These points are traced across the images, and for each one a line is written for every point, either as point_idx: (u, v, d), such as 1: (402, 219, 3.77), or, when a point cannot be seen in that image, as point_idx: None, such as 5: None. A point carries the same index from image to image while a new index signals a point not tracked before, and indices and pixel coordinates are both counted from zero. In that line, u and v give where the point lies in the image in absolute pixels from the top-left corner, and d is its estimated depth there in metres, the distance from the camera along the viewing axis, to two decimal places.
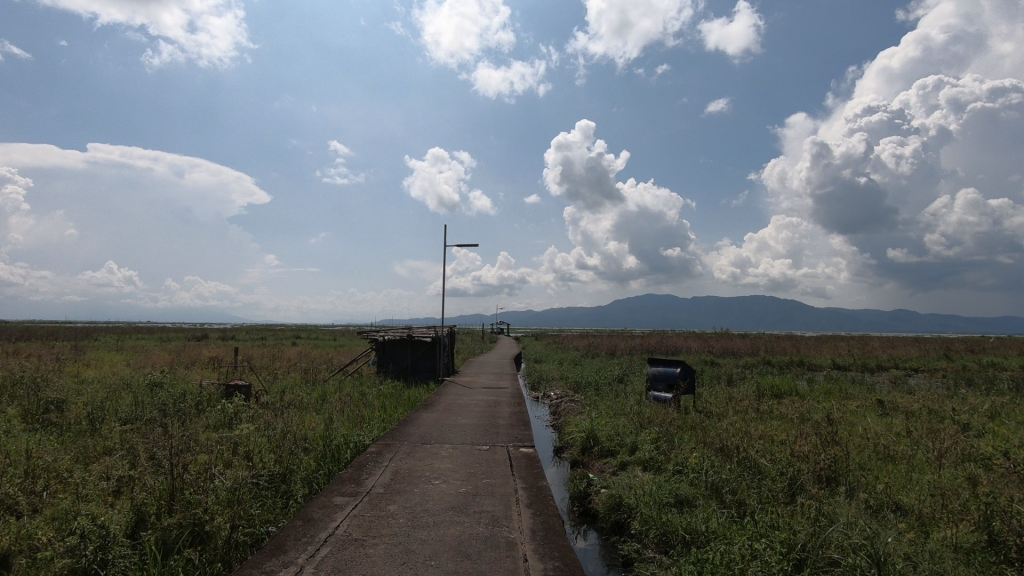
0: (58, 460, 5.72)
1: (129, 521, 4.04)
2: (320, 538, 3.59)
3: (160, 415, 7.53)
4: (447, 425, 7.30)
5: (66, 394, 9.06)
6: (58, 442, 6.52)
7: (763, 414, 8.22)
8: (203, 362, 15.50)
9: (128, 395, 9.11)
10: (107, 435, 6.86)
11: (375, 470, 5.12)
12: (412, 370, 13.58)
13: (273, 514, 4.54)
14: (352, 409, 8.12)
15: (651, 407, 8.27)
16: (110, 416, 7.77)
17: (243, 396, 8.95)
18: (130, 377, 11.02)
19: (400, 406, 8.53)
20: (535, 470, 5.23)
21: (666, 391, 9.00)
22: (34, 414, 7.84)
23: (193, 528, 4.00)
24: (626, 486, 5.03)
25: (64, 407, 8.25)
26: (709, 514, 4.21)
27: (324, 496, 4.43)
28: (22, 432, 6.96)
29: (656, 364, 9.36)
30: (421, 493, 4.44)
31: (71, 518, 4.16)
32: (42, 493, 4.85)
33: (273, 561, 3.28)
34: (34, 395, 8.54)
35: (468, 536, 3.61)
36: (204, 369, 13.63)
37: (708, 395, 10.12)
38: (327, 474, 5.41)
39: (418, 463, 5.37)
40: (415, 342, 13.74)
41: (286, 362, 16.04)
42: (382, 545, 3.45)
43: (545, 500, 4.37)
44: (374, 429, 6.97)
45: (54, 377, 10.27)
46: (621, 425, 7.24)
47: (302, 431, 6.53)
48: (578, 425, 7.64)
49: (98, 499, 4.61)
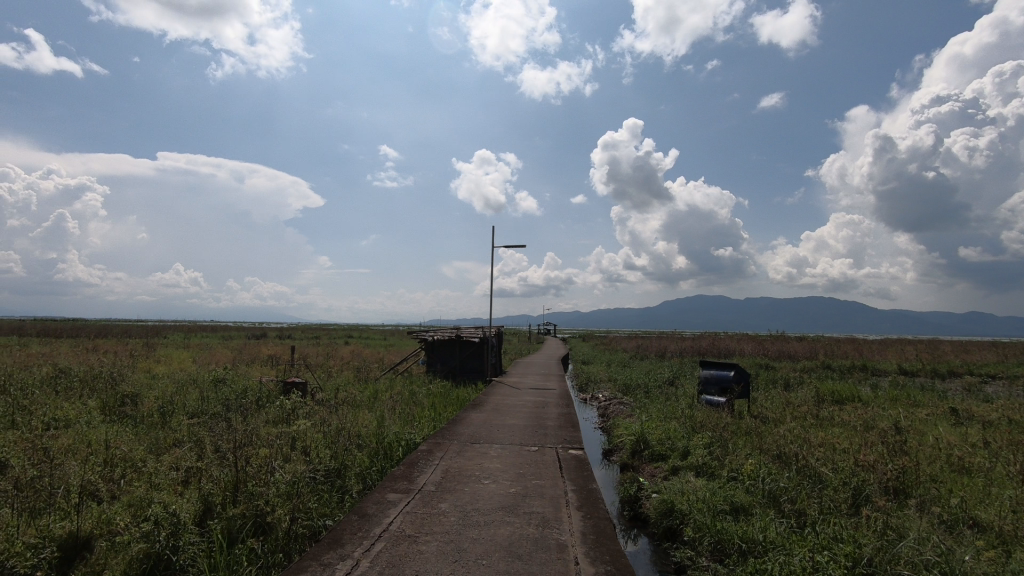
0: (133, 450, 6.11)
1: (197, 509, 4.26)
2: (374, 533, 3.68)
3: (223, 410, 7.90)
4: (495, 424, 7.36)
5: (141, 388, 9.65)
6: (131, 433, 6.95)
7: (823, 421, 7.87)
8: (263, 359, 16.20)
9: (194, 390, 9.63)
10: (177, 427, 7.27)
11: (426, 469, 5.20)
12: (460, 370, 13.73)
13: (330, 507, 4.67)
14: (403, 407, 8.28)
15: (703, 411, 8.07)
16: (179, 410, 8.23)
17: (300, 392, 9.29)
18: (198, 373, 11.64)
19: (450, 405, 8.66)
20: (585, 473, 5.18)
21: (719, 395, 8.76)
22: (111, 406, 8.41)
23: (255, 519, 4.19)
24: (678, 491, 4.92)
25: (138, 400, 8.79)
26: (767, 523, 4.06)
27: (378, 492, 4.53)
28: (101, 423, 7.47)
29: (708, 367, 9.13)
30: (471, 493, 4.48)
31: (145, 504, 4.43)
32: (120, 481, 5.20)
33: (330, 554, 3.38)
34: (111, 389, 9.16)
35: (518, 536, 3.62)
36: (263, 366, 14.27)
37: (764, 399, 9.80)
38: (380, 471, 5.55)
39: (467, 462, 5.43)
40: (463, 342, 13.86)
41: (339, 361, 16.46)
42: (434, 542, 3.50)
43: (596, 503, 4.33)
44: (425, 427, 7.09)
45: (128, 373, 10.96)
46: (672, 428, 7.09)
47: (356, 428, 6.71)
48: (628, 428, 7.54)
49: (169, 487, 4.89)
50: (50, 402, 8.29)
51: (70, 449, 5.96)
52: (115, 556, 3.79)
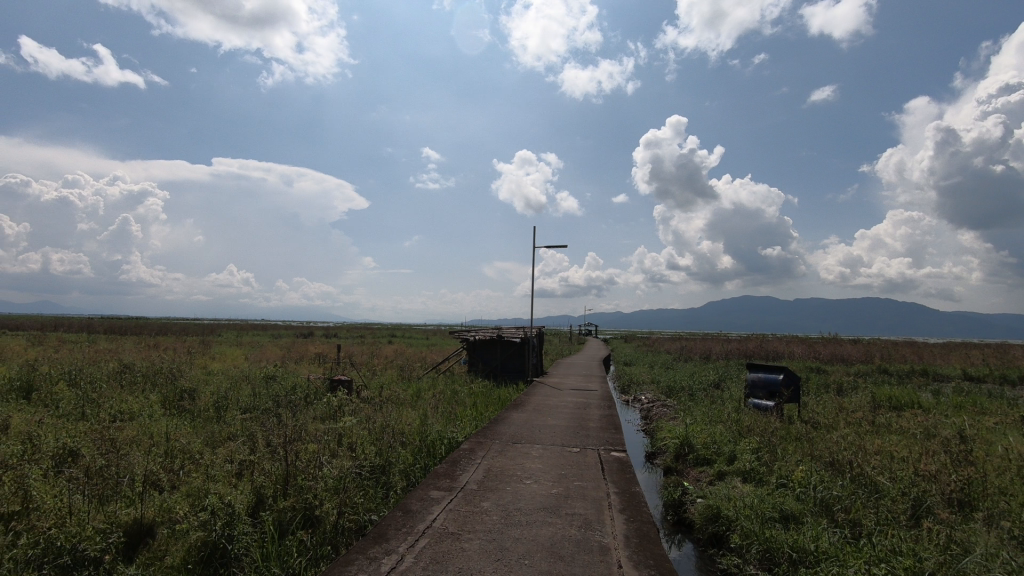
0: (191, 442, 6.41)
1: (250, 501, 4.43)
2: (419, 529, 3.74)
3: (273, 406, 8.20)
4: (536, 425, 7.37)
5: (198, 384, 10.13)
6: (189, 426, 7.30)
7: (880, 428, 7.52)
8: (311, 357, 16.69)
9: (247, 386, 10.02)
10: (231, 422, 7.58)
11: (468, 467, 5.25)
12: (501, 369, 13.79)
13: (375, 503, 4.78)
14: (445, 406, 8.39)
15: (750, 415, 7.84)
16: (233, 404, 8.59)
17: (346, 390, 9.54)
18: (250, 370, 12.11)
19: (491, 405, 8.71)
20: (628, 475, 5.12)
21: (767, 399, 8.49)
22: (171, 400, 8.86)
23: (305, 512, 4.32)
24: (724, 496, 4.80)
25: (195, 395, 9.21)
26: (819, 532, 3.92)
27: (422, 489, 4.60)
28: (163, 416, 7.88)
29: (756, 370, 8.87)
30: (513, 492, 4.50)
31: (203, 494, 4.64)
32: (179, 471, 5.46)
33: (376, 548, 3.46)
34: (171, 384, 9.63)
35: (561, 537, 3.62)
36: (311, 364, 14.72)
37: (815, 404, 9.45)
38: (423, 468, 5.64)
39: (509, 461, 5.45)
40: (504, 342, 13.92)
41: (383, 359, 16.80)
42: (477, 540, 3.53)
43: (639, 506, 4.27)
44: (467, 426, 7.17)
45: (186, 369, 11.50)
46: (718, 432, 6.92)
47: (400, 425, 6.84)
48: (671, 431, 7.42)
49: (224, 479, 5.11)
50: (116, 395, 8.79)
51: (134, 440, 6.31)
52: (175, 543, 3.99)
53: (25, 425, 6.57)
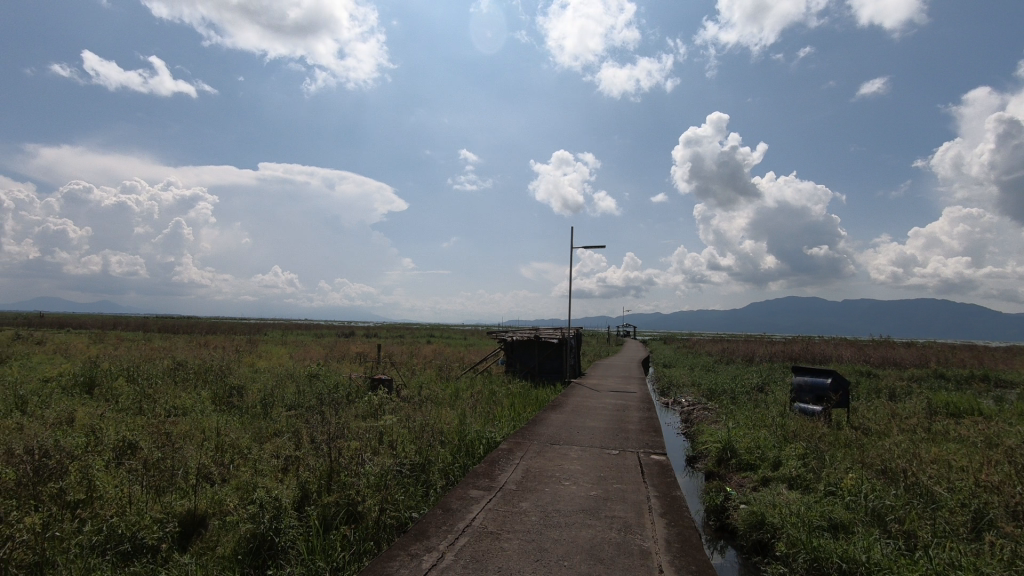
0: (240, 438, 6.65)
1: (296, 495, 4.57)
2: (459, 528, 3.78)
3: (317, 403, 8.41)
4: (575, 426, 7.34)
5: (245, 381, 10.48)
6: (238, 422, 7.57)
7: (936, 435, 7.18)
8: (352, 356, 17.07)
9: (292, 384, 10.33)
10: (277, 418, 7.83)
11: (507, 467, 5.27)
12: (539, 370, 13.78)
13: (416, 500, 4.84)
14: (483, 406, 8.45)
15: (796, 419, 7.60)
16: (279, 402, 8.87)
17: (386, 389, 9.70)
18: (295, 369, 12.47)
19: (529, 405, 8.73)
20: (669, 479, 5.03)
21: (814, 404, 8.21)
22: (221, 397, 9.21)
23: (348, 507, 4.43)
24: (769, 503, 4.67)
25: (243, 392, 9.55)
26: (871, 543, 3.76)
27: (461, 488, 4.64)
28: (213, 411, 8.21)
29: (802, 373, 8.59)
30: (552, 493, 4.49)
31: (251, 488, 4.80)
32: (229, 465, 5.68)
33: (417, 545, 3.52)
34: (221, 381, 10.01)
35: (600, 540, 3.59)
36: (353, 363, 15.06)
37: (866, 409, 9.09)
38: (462, 467, 5.70)
39: (548, 463, 5.44)
40: (542, 343, 13.89)
41: (422, 359, 17.04)
42: (516, 540, 3.55)
43: (681, 510, 4.20)
44: (506, 426, 7.19)
45: (234, 367, 11.94)
46: (762, 437, 6.73)
47: (439, 425, 6.93)
48: (713, 435, 7.26)
49: (271, 473, 5.28)
50: (170, 391, 9.20)
51: (187, 434, 6.60)
52: (226, 534, 4.16)
53: (88, 418, 6.95)
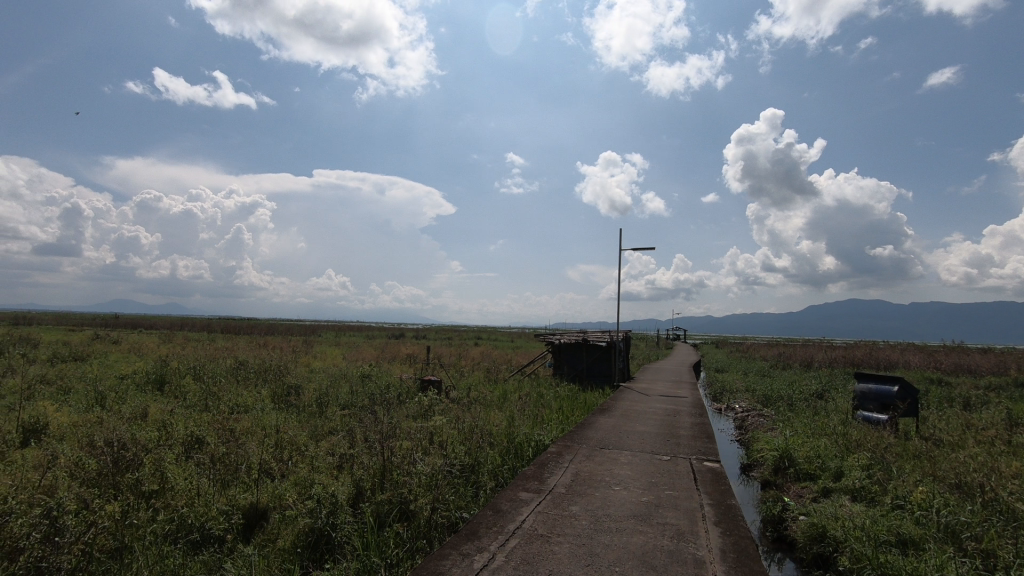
0: (298, 435, 6.92)
1: (351, 492, 4.72)
2: (509, 529, 3.80)
3: (370, 403, 8.64)
4: (624, 431, 7.25)
5: (302, 381, 10.85)
6: (296, 420, 7.86)
7: (1018, 448, 6.69)
8: (402, 358, 17.41)
9: (346, 384, 10.64)
10: (332, 417, 8.09)
11: (556, 470, 5.27)
12: (587, 373, 13.67)
13: (466, 501, 4.90)
14: (532, 409, 8.46)
15: (859, 428, 7.25)
16: (333, 401, 9.16)
17: (436, 390, 9.85)
18: (348, 369, 12.81)
19: (577, 409, 8.68)
20: (723, 487, 4.89)
21: (879, 412, 7.81)
22: (280, 395, 9.59)
23: (401, 505, 4.54)
24: (831, 515, 4.48)
25: (301, 391, 9.91)
26: (945, 561, 3.55)
27: (511, 490, 4.66)
28: (273, 409, 8.56)
29: (866, 380, 8.19)
30: (602, 498, 4.45)
31: (308, 484, 4.98)
32: (288, 461, 5.92)
33: (469, 545, 3.56)
34: (280, 381, 10.41)
35: (652, 547, 3.54)
36: (403, 364, 15.34)
37: (937, 419, 8.56)
38: (511, 469, 5.73)
39: (597, 467, 5.40)
40: (590, 346, 13.78)
41: (471, 361, 17.20)
42: (566, 544, 3.54)
43: (736, 520, 4.08)
44: (555, 429, 7.17)
45: (291, 366, 12.39)
46: (823, 446, 6.45)
47: (488, 426, 7.00)
48: (769, 442, 7.02)
49: (327, 470, 5.47)
50: (233, 389, 9.64)
51: (249, 431, 6.91)
52: (286, 528, 4.34)
53: (160, 414, 7.36)
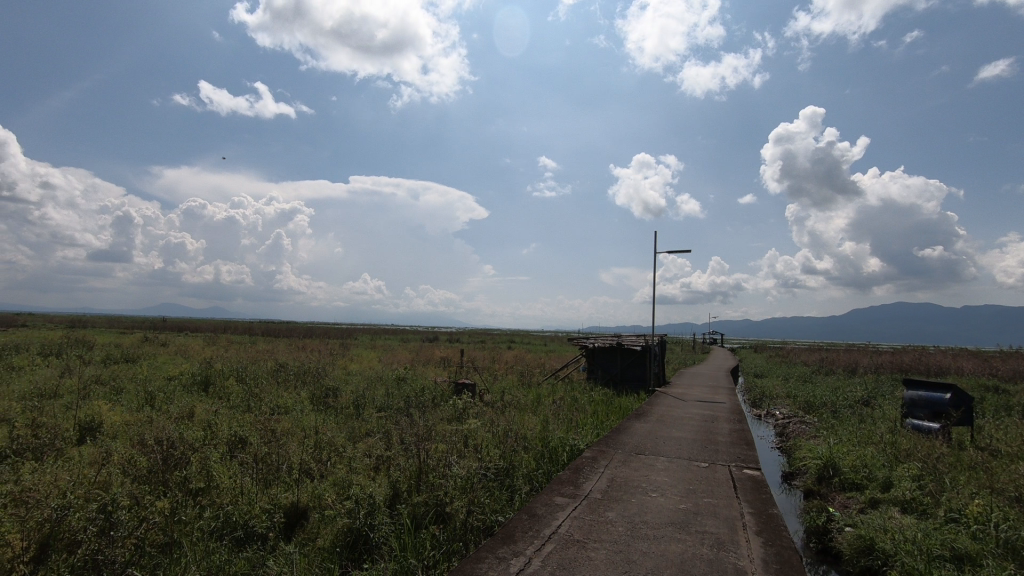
0: (336, 436, 7.06)
1: (388, 493, 4.79)
2: (545, 534, 3.79)
3: (405, 406, 8.74)
4: (660, 436, 7.13)
5: (339, 383, 11.08)
6: (334, 422, 8.02)
7: None
8: (437, 361, 17.56)
9: (382, 386, 10.80)
10: (369, 419, 8.22)
11: (592, 475, 5.22)
12: (621, 378, 13.53)
13: (501, 504, 4.90)
14: (566, 413, 8.42)
15: (908, 437, 6.96)
16: (370, 403, 9.31)
17: (470, 393, 9.90)
18: (384, 372, 13.01)
19: (612, 413, 8.59)
20: (764, 495, 4.76)
21: (930, 421, 7.48)
22: (319, 397, 9.79)
23: (436, 508, 4.57)
24: (880, 527, 4.31)
25: (338, 393, 10.09)
26: None
27: (546, 494, 4.65)
28: (311, 411, 8.75)
29: (916, 387, 7.85)
30: (639, 504, 4.40)
31: (346, 484, 5.07)
32: (327, 462, 6.03)
33: (505, 549, 3.56)
34: (318, 383, 10.64)
35: (691, 555, 3.47)
36: (437, 367, 15.48)
37: (995, 428, 8.13)
38: (546, 474, 5.71)
39: (634, 473, 5.33)
40: (625, 350, 13.63)
41: (504, 364, 17.24)
42: (603, 550, 3.50)
43: (779, 530, 3.96)
44: (589, 434, 7.12)
45: (329, 369, 12.64)
46: (869, 455, 6.22)
47: (523, 430, 7.00)
48: (812, 450, 6.81)
49: (364, 472, 5.56)
50: (274, 391, 9.90)
51: (289, 432, 7.08)
52: (325, 527, 4.43)
53: (205, 414, 7.62)
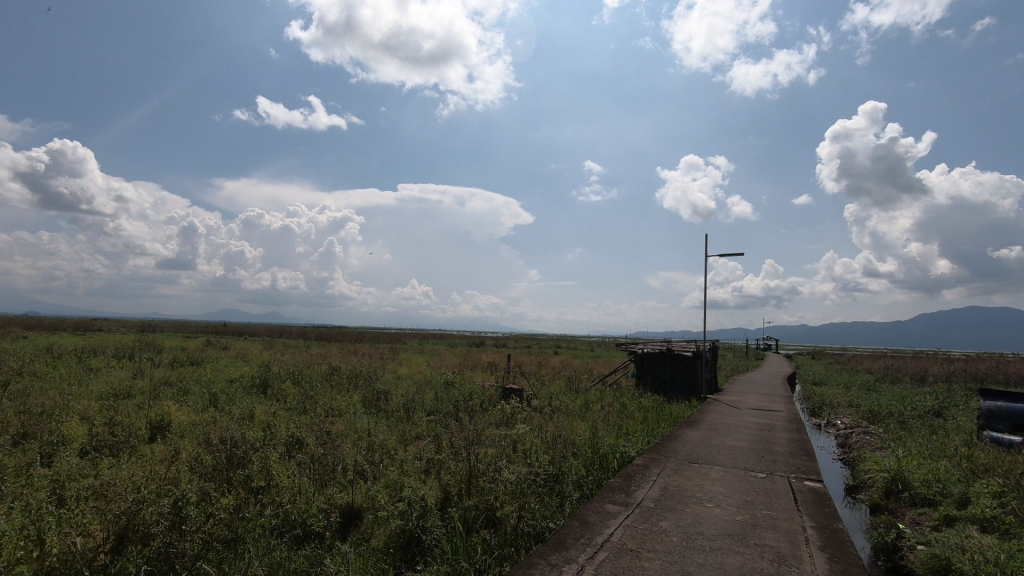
0: (388, 439, 7.22)
1: (439, 496, 4.85)
2: (597, 542, 3.75)
3: (454, 410, 8.84)
4: (714, 445, 6.94)
5: (390, 386, 11.31)
6: (385, 425, 8.19)
7: None
8: (484, 365, 17.70)
9: (431, 390, 10.97)
10: (419, 422, 8.36)
11: (643, 483, 5.13)
12: (671, 384, 13.25)
13: (551, 510, 4.88)
14: (615, 419, 8.31)
15: (986, 451, 6.51)
16: (420, 406, 9.47)
17: (518, 398, 9.92)
18: (432, 376, 13.21)
19: (663, 420, 8.42)
20: (827, 509, 4.55)
21: (1011, 433, 6.99)
22: (371, 400, 10.03)
23: (487, 512, 4.60)
24: (956, 546, 4.05)
25: (389, 396, 10.31)
26: None
27: (597, 501, 4.59)
28: (364, 414, 8.97)
29: (994, 396, 7.36)
30: (693, 514, 4.28)
31: (398, 487, 5.16)
32: (380, 463, 6.18)
33: (556, 556, 3.54)
34: (370, 387, 10.91)
35: (750, 569, 3.35)
36: (484, 372, 15.59)
37: None
38: (596, 481, 5.65)
39: (687, 482, 5.20)
40: (675, 356, 13.35)
41: (551, 369, 17.19)
42: (657, 560, 3.43)
43: (844, 546, 3.78)
44: (640, 441, 7.00)
45: (380, 373, 12.93)
46: (943, 469, 5.85)
47: (572, 436, 6.96)
48: (878, 463, 6.48)
49: (415, 474, 5.65)
50: (328, 394, 10.21)
51: (344, 434, 7.28)
52: (379, 528, 4.52)
53: (265, 415, 7.95)
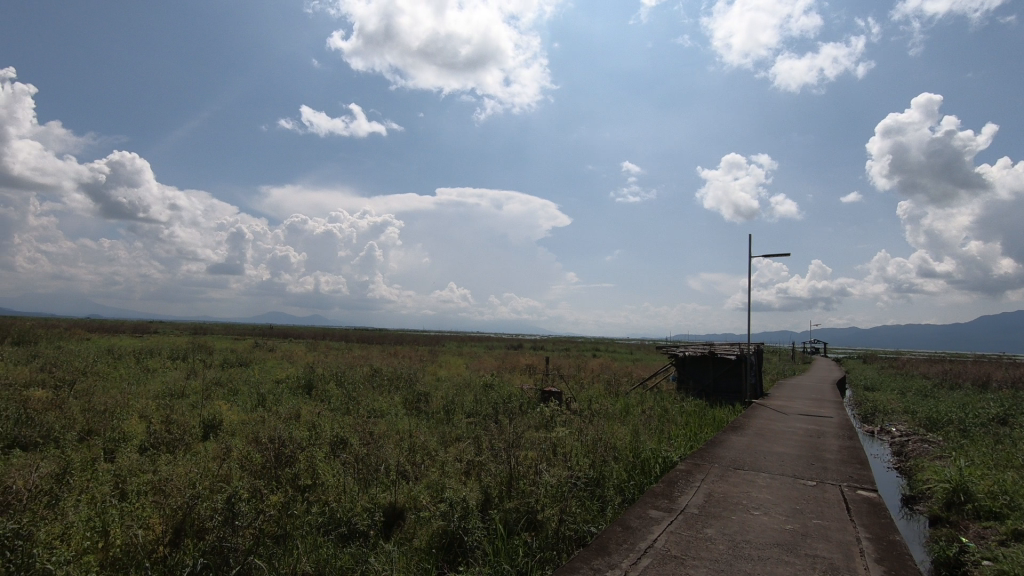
0: (429, 440, 7.31)
1: (480, 498, 4.88)
2: (640, 547, 3.70)
3: (493, 412, 8.87)
4: (760, 451, 6.75)
5: (429, 388, 11.45)
6: (426, 426, 8.30)
7: None
8: (522, 368, 17.72)
9: (470, 393, 11.03)
10: (459, 424, 8.43)
11: (687, 489, 5.02)
12: (714, 389, 12.95)
13: (592, 514, 4.84)
14: (657, 423, 8.18)
15: None
16: (459, 408, 9.55)
17: (556, 401, 9.88)
18: (471, 378, 13.29)
19: (706, 425, 8.24)
20: (883, 520, 4.35)
21: None
22: (411, 401, 10.18)
23: (528, 514, 4.61)
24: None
25: (429, 398, 10.44)
26: None
27: (640, 507, 4.53)
28: (405, 415, 9.10)
29: None
30: (740, 522, 4.17)
31: (439, 487, 5.22)
32: (421, 464, 6.26)
33: (599, 560, 3.51)
34: (410, 389, 11.07)
35: None
36: (522, 375, 15.59)
37: None
38: (638, 486, 5.57)
39: (733, 488, 5.07)
40: (718, 360, 13.05)
41: (590, 372, 17.07)
42: (703, 568, 3.36)
43: (902, 558, 3.61)
44: (682, 446, 6.87)
45: (420, 375, 13.10)
46: (1010, 480, 5.52)
47: (612, 440, 6.88)
48: (937, 472, 6.17)
49: (456, 475, 5.71)
50: (370, 395, 10.41)
51: (386, 434, 7.41)
52: (421, 528, 4.58)
53: (310, 415, 8.18)
